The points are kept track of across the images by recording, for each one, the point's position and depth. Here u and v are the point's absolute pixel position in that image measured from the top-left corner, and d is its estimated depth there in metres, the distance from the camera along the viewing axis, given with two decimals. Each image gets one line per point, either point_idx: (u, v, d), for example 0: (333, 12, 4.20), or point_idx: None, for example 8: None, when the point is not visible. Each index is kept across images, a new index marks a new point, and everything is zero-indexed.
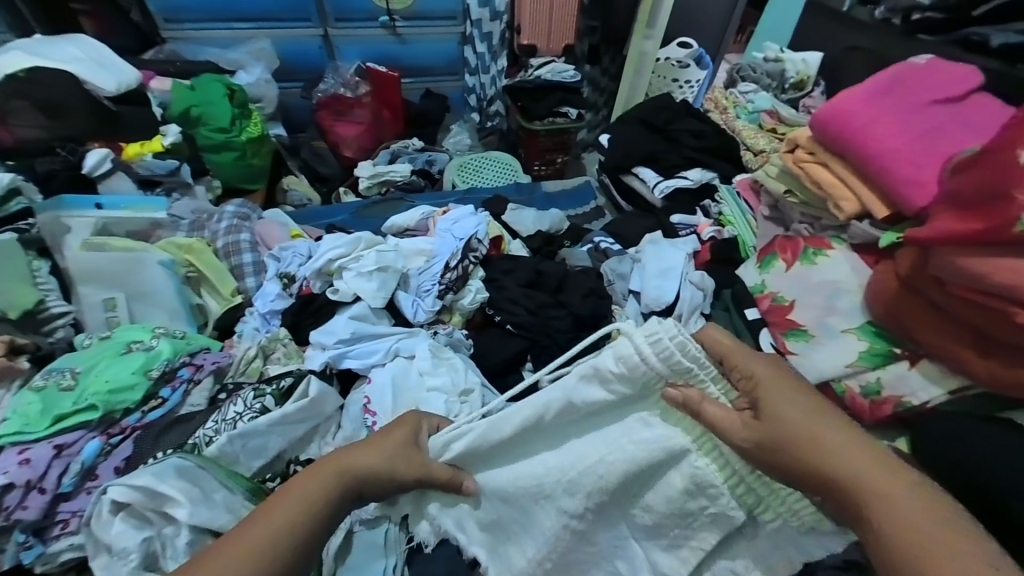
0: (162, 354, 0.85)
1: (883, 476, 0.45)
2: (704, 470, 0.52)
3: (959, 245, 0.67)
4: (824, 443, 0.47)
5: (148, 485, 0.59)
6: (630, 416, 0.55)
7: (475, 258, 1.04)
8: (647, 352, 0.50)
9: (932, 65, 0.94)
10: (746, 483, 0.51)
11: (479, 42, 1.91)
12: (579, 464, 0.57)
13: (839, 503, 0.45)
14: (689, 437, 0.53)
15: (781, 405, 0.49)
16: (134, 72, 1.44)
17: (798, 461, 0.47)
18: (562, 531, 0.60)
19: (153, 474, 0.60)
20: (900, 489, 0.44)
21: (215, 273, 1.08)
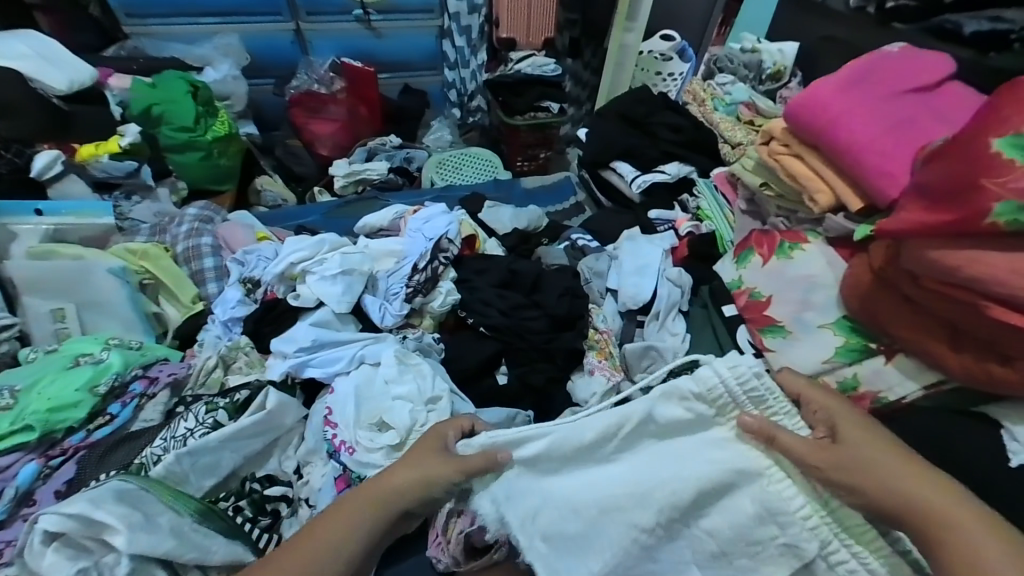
0: (110, 367, 0.80)
1: (933, 491, 0.54)
2: (776, 495, 0.57)
3: (929, 238, 0.65)
4: (880, 466, 0.55)
5: (83, 512, 0.56)
6: (700, 439, 0.61)
7: (445, 258, 1.01)
8: (726, 376, 0.59)
9: (905, 54, 0.92)
10: (819, 510, 0.56)
11: (457, 35, 1.85)
12: (655, 479, 0.59)
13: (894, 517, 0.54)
14: (761, 464, 0.58)
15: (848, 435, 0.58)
16: (89, 69, 1.37)
17: (869, 487, 0.55)
18: (631, 546, 0.59)
19: (89, 500, 0.57)
20: (946, 502, 0.54)
21: (173, 280, 1.04)
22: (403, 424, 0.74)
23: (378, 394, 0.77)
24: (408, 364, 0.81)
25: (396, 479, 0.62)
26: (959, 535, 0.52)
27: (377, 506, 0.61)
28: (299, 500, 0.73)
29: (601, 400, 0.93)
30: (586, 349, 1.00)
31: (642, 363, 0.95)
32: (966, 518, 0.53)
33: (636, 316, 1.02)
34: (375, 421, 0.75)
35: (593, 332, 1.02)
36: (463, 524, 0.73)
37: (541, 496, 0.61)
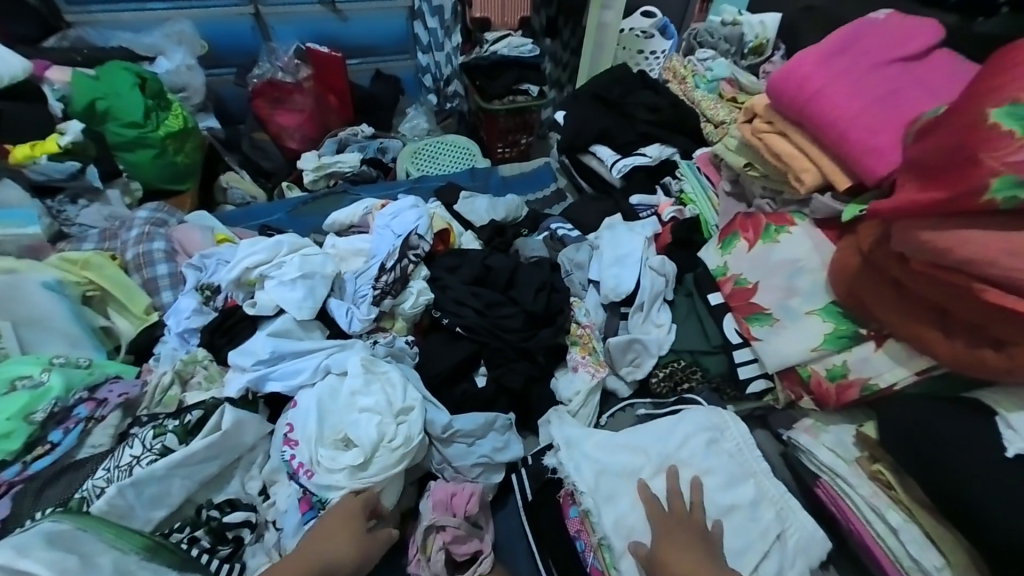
0: (51, 391, 0.73)
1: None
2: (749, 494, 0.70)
3: (919, 218, 0.62)
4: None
5: (7, 562, 0.50)
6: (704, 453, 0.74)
7: (415, 256, 0.95)
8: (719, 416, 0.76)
9: (890, 21, 0.87)
10: (778, 503, 0.70)
11: (429, 16, 1.74)
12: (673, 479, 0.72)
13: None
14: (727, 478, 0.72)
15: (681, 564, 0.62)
16: (22, 62, 1.27)
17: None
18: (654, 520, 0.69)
19: (15, 547, 0.52)
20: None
21: (123, 289, 0.96)
22: (367, 439, 0.69)
23: (342, 407, 0.73)
24: (374, 372, 0.75)
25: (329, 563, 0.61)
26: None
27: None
28: (264, 523, 0.70)
29: (585, 399, 0.90)
30: (568, 345, 0.96)
31: (626, 356, 0.93)
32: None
33: (619, 308, 0.98)
34: (339, 438, 0.71)
35: (574, 327, 0.98)
36: (444, 538, 0.72)
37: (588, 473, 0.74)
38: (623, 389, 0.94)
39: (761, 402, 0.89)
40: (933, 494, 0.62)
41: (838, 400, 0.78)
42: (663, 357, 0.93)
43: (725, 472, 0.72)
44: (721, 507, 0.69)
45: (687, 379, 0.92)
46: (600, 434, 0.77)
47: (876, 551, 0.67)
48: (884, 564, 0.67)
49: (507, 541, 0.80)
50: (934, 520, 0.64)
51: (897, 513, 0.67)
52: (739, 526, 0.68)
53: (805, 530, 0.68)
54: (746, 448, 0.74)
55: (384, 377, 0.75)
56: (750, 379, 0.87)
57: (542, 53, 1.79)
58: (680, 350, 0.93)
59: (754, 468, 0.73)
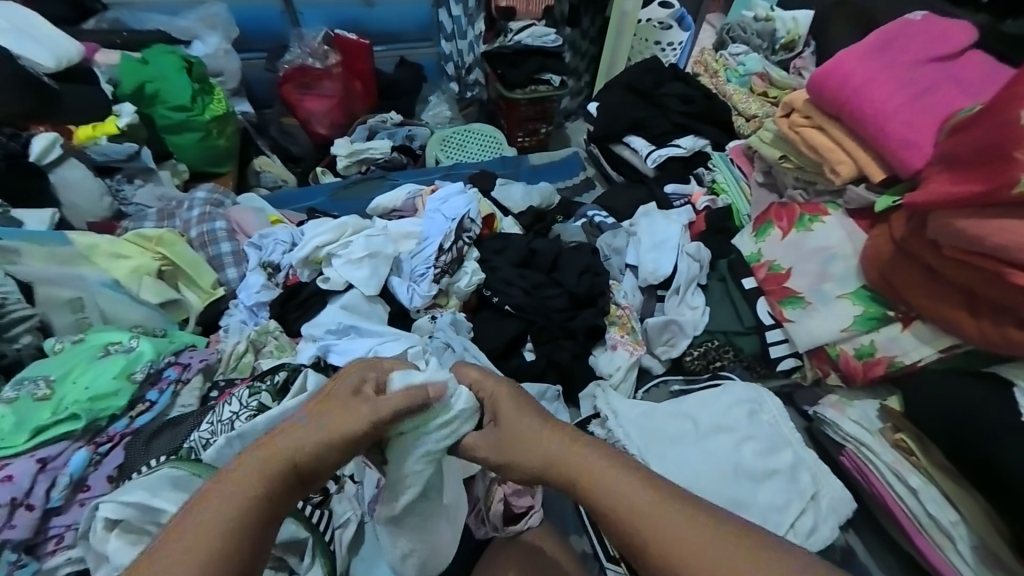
0: (143, 355, 0.80)
1: (683, 512, 0.53)
2: (787, 460, 0.77)
3: (955, 207, 0.67)
4: (595, 474, 0.56)
5: (141, 501, 0.59)
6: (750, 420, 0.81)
7: (468, 238, 1.01)
8: (760, 391, 0.84)
9: (927, 21, 0.92)
10: (812, 467, 0.77)
11: (454, 4, 1.72)
12: (716, 446, 0.78)
13: (648, 555, 0.52)
14: (775, 447, 0.78)
15: (549, 445, 0.59)
16: (74, 44, 1.29)
17: (603, 510, 0.55)
18: (707, 480, 0.75)
19: (146, 490, 0.60)
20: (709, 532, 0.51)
21: (190, 265, 1.02)
22: None
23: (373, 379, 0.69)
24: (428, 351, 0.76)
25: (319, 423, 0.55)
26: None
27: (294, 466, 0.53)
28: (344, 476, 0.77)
29: (625, 373, 0.97)
30: (607, 325, 1.01)
31: (661, 337, 0.99)
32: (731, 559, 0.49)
33: (656, 291, 1.04)
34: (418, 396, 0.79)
35: (614, 308, 1.03)
36: (504, 491, 0.80)
37: (637, 437, 0.80)
38: (657, 366, 1.00)
39: (789, 379, 0.95)
40: (956, 454, 0.69)
41: (865, 376, 0.84)
42: (697, 338, 0.99)
43: (766, 439, 0.79)
44: (763, 471, 0.76)
45: (720, 357, 0.98)
46: (644, 405, 0.84)
47: (896, 510, 0.74)
48: (904, 524, 0.73)
49: (555, 500, 0.87)
50: (956, 485, 0.70)
51: (918, 477, 0.73)
52: (778, 485, 0.75)
53: (836, 491, 0.75)
54: (783, 419, 0.81)
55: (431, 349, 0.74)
56: (780, 358, 0.93)
57: (564, 43, 1.78)
58: (714, 331, 0.99)
59: (790, 438, 0.79)
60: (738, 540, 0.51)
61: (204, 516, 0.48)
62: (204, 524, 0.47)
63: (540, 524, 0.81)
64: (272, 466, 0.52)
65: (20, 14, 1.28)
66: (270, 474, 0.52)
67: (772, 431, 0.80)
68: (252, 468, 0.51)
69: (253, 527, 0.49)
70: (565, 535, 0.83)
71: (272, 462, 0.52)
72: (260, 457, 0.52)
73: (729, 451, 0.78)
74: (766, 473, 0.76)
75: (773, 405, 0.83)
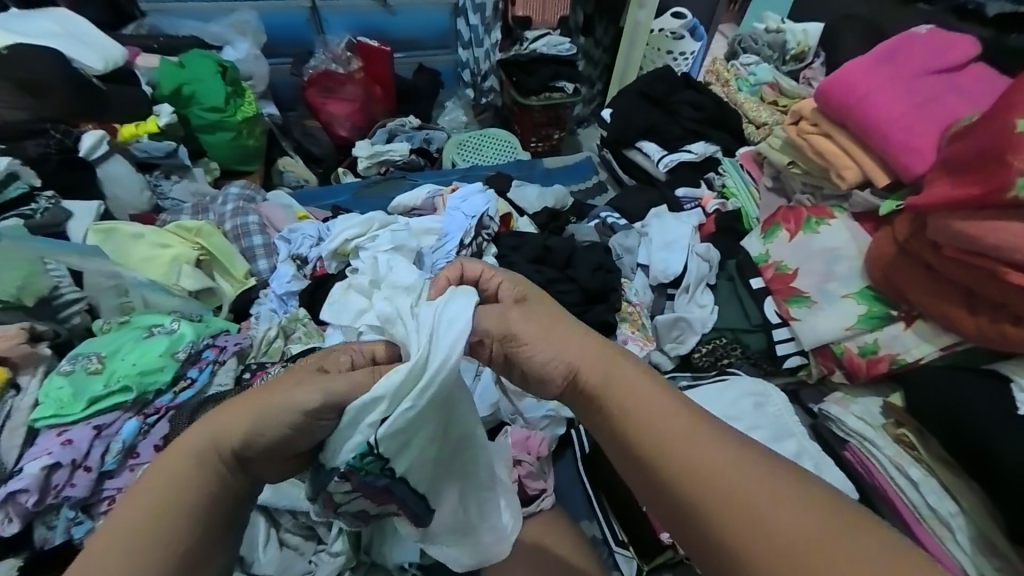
0: (185, 336, 0.86)
1: (697, 425, 0.54)
2: (791, 449, 0.80)
3: (954, 209, 0.71)
4: (622, 379, 0.58)
5: None
6: (759, 411, 0.84)
7: (487, 235, 1.08)
8: (766, 385, 0.88)
9: (931, 34, 0.96)
10: (814, 457, 0.80)
11: (472, 13, 1.77)
12: None
13: (652, 455, 0.54)
14: (781, 439, 0.81)
15: (580, 343, 0.60)
16: (119, 48, 1.39)
17: (620, 409, 0.57)
18: None
19: None
20: (718, 446, 0.53)
21: (225, 255, 1.08)
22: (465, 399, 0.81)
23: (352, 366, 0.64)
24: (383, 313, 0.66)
25: (253, 407, 0.55)
26: (732, 493, 0.50)
27: (230, 447, 0.54)
28: None
29: None
30: (619, 321, 1.05)
31: (671, 333, 1.03)
32: (733, 471, 0.51)
33: (666, 290, 1.08)
34: None
35: (625, 305, 1.07)
36: (520, 472, 0.84)
37: None
38: (667, 363, 1.02)
39: (795, 376, 0.98)
40: (954, 444, 0.71)
41: (868, 372, 0.87)
42: (706, 335, 1.02)
43: (771, 429, 0.82)
44: None
45: (727, 354, 1.01)
46: None
47: (896, 501, 0.77)
48: (905, 517, 0.76)
49: (566, 486, 0.91)
50: (954, 475, 0.73)
51: (918, 468, 0.76)
52: None
53: (838, 481, 0.78)
54: (787, 411, 0.85)
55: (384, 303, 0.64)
56: (787, 355, 0.96)
57: (578, 52, 1.84)
58: (723, 329, 1.02)
59: (794, 429, 0.83)
60: (745, 458, 0.52)
61: (147, 485, 0.52)
62: (143, 495, 0.51)
63: (552, 508, 0.84)
64: (204, 447, 0.54)
65: (65, 19, 1.36)
66: (207, 453, 0.53)
67: (778, 422, 0.84)
68: (187, 448, 0.54)
69: (186, 503, 0.51)
70: (575, 520, 0.86)
71: (206, 444, 0.54)
72: (194, 437, 0.54)
73: None
74: None
75: (777, 397, 0.87)
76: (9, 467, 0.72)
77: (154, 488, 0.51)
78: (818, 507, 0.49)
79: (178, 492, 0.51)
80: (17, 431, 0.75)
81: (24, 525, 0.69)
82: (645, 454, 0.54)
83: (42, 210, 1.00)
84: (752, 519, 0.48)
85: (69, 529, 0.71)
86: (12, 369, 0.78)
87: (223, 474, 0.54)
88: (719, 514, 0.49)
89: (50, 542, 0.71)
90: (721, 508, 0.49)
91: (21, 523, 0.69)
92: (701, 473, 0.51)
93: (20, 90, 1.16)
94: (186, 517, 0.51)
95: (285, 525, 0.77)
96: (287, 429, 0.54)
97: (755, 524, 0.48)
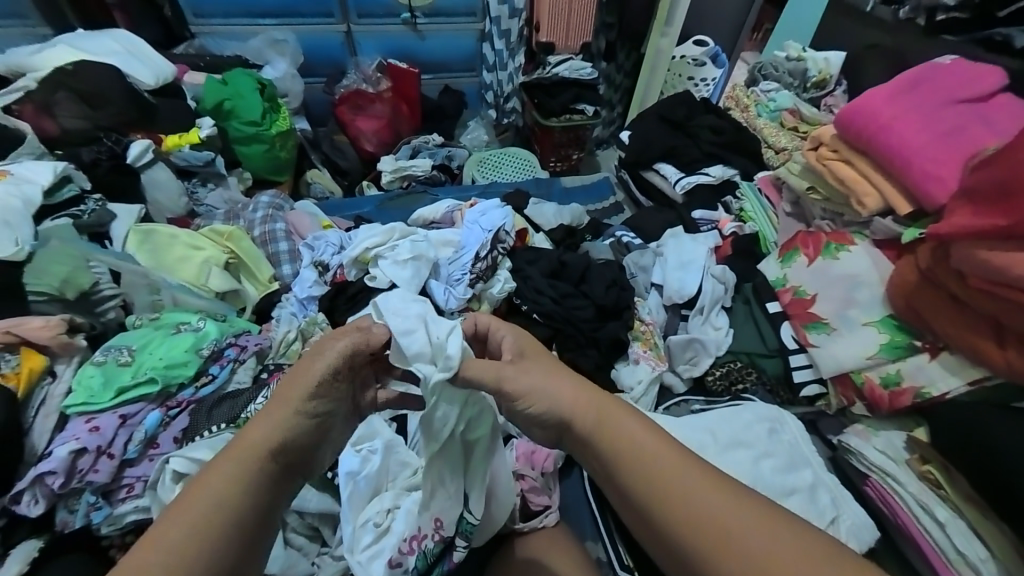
0: (209, 334, 0.90)
1: (694, 471, 0.54)
2: (806, 479, 0.78)
3: (976, 237, 0.70)
4: (619, 425, 0.58)
5: (205, 457, 0.73)
6: (774, 438, 0.83)
7: (503, 249, 1.10)
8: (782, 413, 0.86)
9: (956, 65, 0.96)
10: (831, 490, 0.77)
11: (497, 38, 1.81)
12: (738, 467, 0.79)
13: (650, 502, 0.53)
14: (798, 468, 0.79)
15: (577, 389, 0.61)
16: (171, 66, 1.50)
17: (616, 456, 0.56)
18: None
19: (210, 448, 0.74)
20: (716, 492, 0.52)
21: (253, 259, 1.14)
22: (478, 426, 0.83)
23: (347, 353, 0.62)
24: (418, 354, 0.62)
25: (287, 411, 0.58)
26: (733, 541, 0.49)
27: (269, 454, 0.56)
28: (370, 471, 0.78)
29: (646, 388, 0.98)
30: (631, 339, 1.05)
31: (684, 354, 1.01)
32: (733, 517, 0.50)
33: (680, 310, 1.08)
34: None
35: (638, 323, 1.07)
36: (523, 486, 0.83)
37: None
38: (679, 385, 1.01)
39: (813, 406, 0.95)
40: (984, 485, 0.68)
41: (890, 405, 0.84)
42: (720, 357, 1.00)
43: (785, 458, 0.80)
44: (782, 488, 0.77)
45: (743, 379, 0.98)
46: (665, 418, 0.86)
47: (920, 541, 0.72)
48: (931, 559, 0.71)
49: (573, 503, 0.90)
50: (982, 518, 0.69)
51: (944, 508, 0.72)
52: (797, 504, 0.75)
53: (857, 517, 0.75)
54: (802, 440, 0.83)
55: (442, 345, 0.62)
56: (805, 382, 0.94)
57: (600, 76, 1.88)
58: (738, 352, 1.01)
59: (810, 459, 0.81)
60: (744, 503, 0.52)
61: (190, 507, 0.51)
62: (187, 517, 0.50)
63: (555, 525, 0.82)
64: (244, 459, 0.55)
65: (123, 37, 1.47)
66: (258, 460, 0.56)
67: (794, 453, 0.81)
68: (222, 464, 0.55)
69: (237, 511, 0.53)
70: (581, 539, 0.85)
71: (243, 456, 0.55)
72: (230, 453, 0.55)
73: (748, 466, 0.79)
74: (785, 491, 0.76)
75: (792, 424, 0.85)
76: (41, 450, 0.76)
77: (198, 509, 0.51)
78: (827, 551, 0.48)
79: (232, 502, 0.53)
80: (50, 416, 0.79)
81: (48, 506, 0.72)
82: (643, 502, 0.54)
83: (90, 211, 1.06)
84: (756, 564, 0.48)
85: (89, 514, 0.73)
86: (51, 357, 0.83)
87: (265, 480, 0.56)
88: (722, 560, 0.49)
89: (71, 526, 0.73)
90: (725, 554, 0.49)
91: (46, 505, 0.72)
92: (700, 521, 0.51)
93: (80, 101, 1.26)
94: (237, 526, 0.52)
95: (292, 524, 0.78)
96: (324, 416, 0.61)
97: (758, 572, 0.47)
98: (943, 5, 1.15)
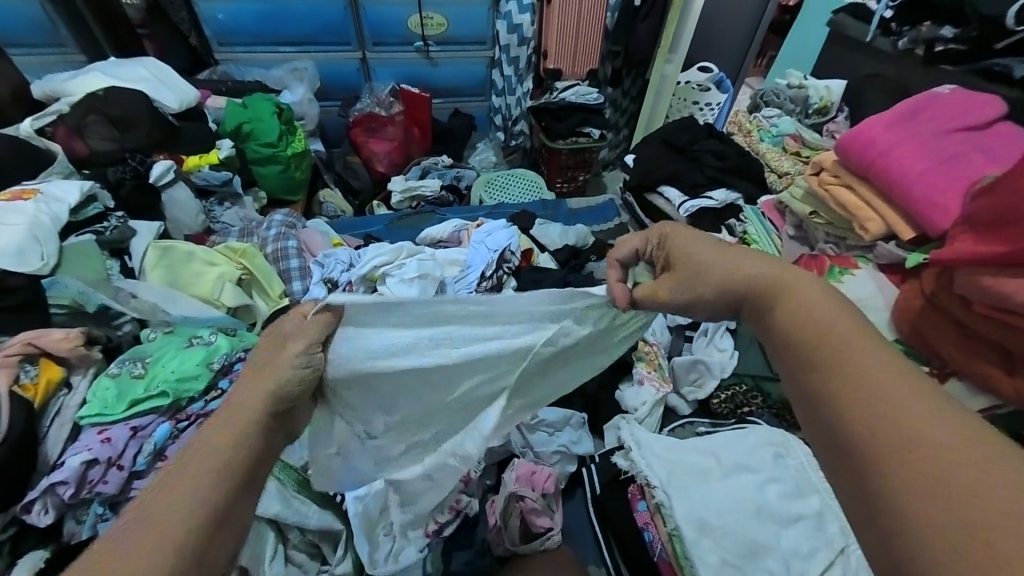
0: (220, 348, 0.92)
1: (916, 393, 0.40)
2: (816, 506, 0.76)
3: (981, 264, 0.69)
4: (812, 315, 0.49)
5: None
6: (785, 461, 0.82)
7: (508, 268, 1.12)
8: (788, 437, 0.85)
9: (953, 95, 0.98)
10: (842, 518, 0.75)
11: (506, 65, 1.90)
12: (744, 491, 0.77)
13: (813, 388, 0.45)
14: (807, 496, 0.77)
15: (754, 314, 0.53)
16: (194, 91, 1.57)
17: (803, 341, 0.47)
18: (739, 513, 0.75)
19: None
20: (947, 422, 0.38)
21: (264, 275, 1.17)
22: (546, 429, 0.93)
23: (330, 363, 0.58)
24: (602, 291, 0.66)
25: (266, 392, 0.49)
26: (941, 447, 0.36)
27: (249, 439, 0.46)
28: None
29: (650, 409, 0.97)
30: (636, 359, 1.04)
31: (688, 376, 1.01)
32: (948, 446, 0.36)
33: (684, 331, 1.11)
34: None
35: (642, 344, 1.06)
36: (523, 507, 0.82)
37: (666, 470, 0.80)
38: (684, 407, 1.00)
39: None
40: None
41: None
42: (725, 380, 1.00)
43: (792, 483, 0.78)
44: (788, 515, 0.75)
45: (748, 402, 0.97)
46: (667, 440, 0.85)
47: None
48: None
49: (575, 526, 0.90)
50: None
51: None
52: (803, 532, 0.74)
53: None
54: (810, 467, 0.81)
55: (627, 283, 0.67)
56: None
57: (606, 101, 1.93)
58: (743, 374, 1.00)
59: (819, 485, 0.79)
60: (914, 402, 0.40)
61: (172, 497, 0.41)
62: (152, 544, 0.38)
63: (557, 547, 0.83)
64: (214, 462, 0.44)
65: (151, 64, 1.55)
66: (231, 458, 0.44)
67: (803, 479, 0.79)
68: (182, 475, 0.42)
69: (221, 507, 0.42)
70: (584, 563, 0.85)
71: (233, 433, 0.46)
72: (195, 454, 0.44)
73: (753, 489, 0.78)
74: (791, 518, 0.75)
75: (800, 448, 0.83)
76: (54, 460, 0.78)
77: (178, 497, 0.40)
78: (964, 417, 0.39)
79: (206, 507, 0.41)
80: (65, 426, 0.81)
81: (57, 516, 0.74)
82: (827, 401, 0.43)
83: (112, 227, 1.10)
84: (944, 500, 0.34)
85: (97, 525, 0.74)
86: (68, 369, 0.86)
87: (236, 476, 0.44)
88: (877, 467, 0.38)
89: (79, 536, 0.74)
90: (884, 466, 0.37)
91: (55, 515, 0.73)
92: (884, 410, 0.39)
93: (109, 125, 1.33)
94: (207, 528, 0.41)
95: (292, 540, 0.76)
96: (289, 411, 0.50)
97: (926, 510, 0.34)
98: (941, 37, 1.19)
